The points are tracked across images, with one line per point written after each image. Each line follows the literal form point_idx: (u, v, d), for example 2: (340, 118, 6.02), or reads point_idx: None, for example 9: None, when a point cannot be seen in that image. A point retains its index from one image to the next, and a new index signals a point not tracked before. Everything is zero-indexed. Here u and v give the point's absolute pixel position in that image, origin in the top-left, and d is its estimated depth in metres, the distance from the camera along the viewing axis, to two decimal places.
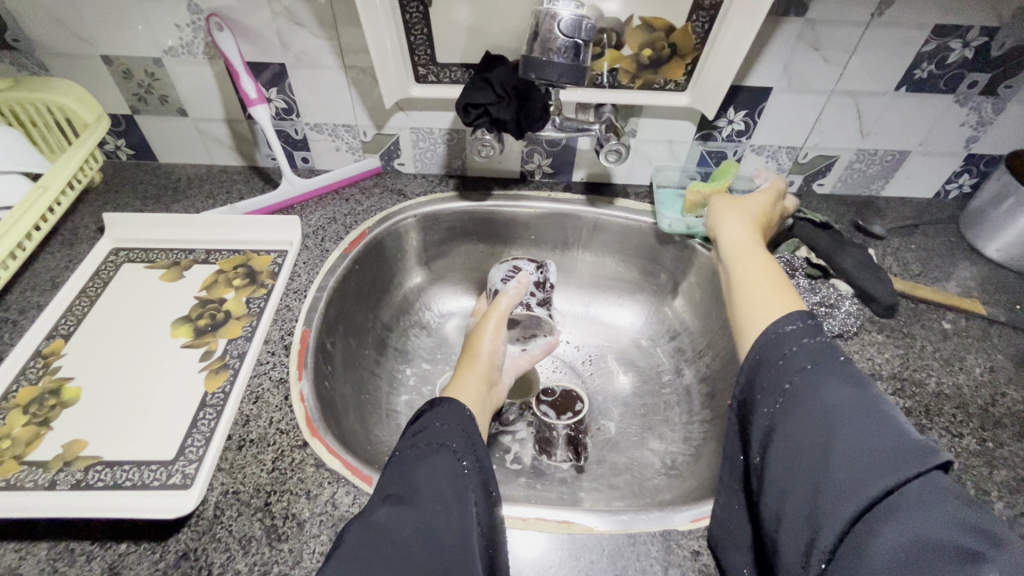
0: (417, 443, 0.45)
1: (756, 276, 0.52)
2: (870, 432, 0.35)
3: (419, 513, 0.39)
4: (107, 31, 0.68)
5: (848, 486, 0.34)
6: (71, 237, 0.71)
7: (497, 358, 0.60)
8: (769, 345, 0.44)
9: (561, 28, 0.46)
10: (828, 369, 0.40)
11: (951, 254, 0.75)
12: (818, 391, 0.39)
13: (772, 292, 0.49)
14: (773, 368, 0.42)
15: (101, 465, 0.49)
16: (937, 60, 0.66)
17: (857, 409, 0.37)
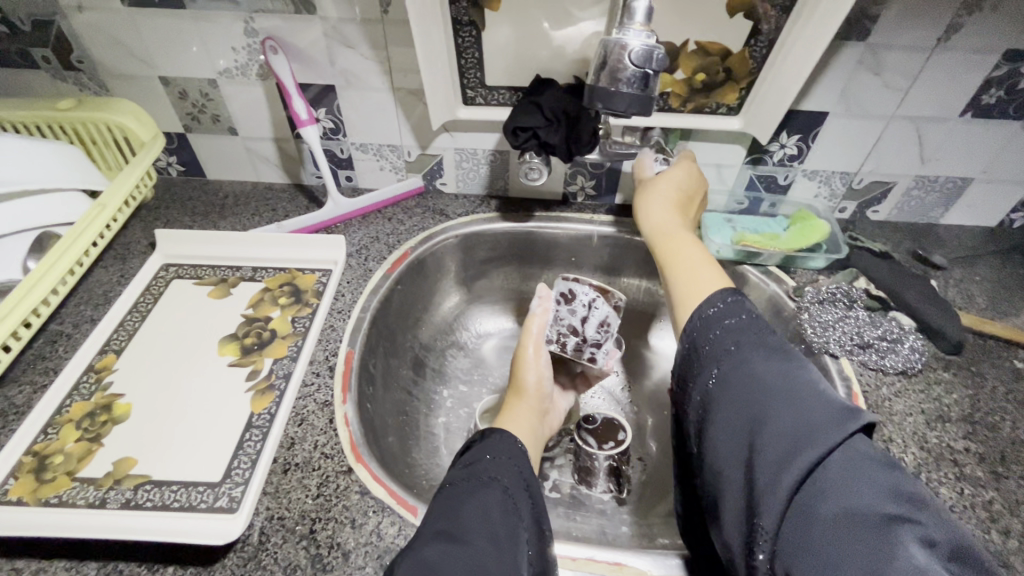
0: (469, 475, 0.44)
1: (684, 252, 0.54)
2: (799, 404, 0.37)
3: (474, 552, 0.37)
4: (167, 54, 0.70)
5: (784, 463, 0.35)
6: (123, 251, 0.73)
7: (544, 387, 0.59)
8: (699, 326, 0.46)
9: (633, 58, 0.45)
10: (751, 346, 0.42)
11: (1019, 287, 0.71)
12: (749, 365, 0.41)
13: (700, 263, 0.52)
14: (704, 351, 0.44)
15: (149, 484, 0.49)
16: (1007, 85, 0.63)
17: (781, 378, 0.39)
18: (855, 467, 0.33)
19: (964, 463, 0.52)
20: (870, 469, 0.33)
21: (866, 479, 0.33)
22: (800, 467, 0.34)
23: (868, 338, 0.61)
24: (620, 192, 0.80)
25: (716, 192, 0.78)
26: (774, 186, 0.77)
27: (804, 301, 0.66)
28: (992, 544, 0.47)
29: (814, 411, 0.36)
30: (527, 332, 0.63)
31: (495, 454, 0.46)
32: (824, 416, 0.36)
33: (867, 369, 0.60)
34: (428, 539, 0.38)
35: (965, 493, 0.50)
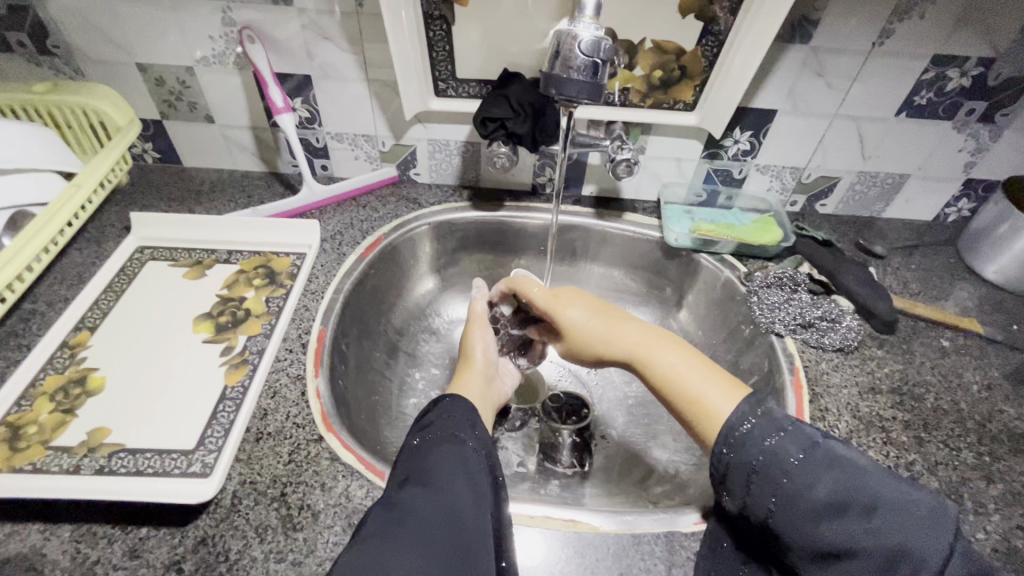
0: (429, 435, 0.47)
1: (678, 365, 0.50)
2: (825, 472, 0.38)
3: (438, 494, 0.41)
4: (144, 42, 0.71)
5: (837, 541, 0.36)
6: (98, 234, 0.74)
7: (490, 353, 0.63)
8: (734, 449, 0.42)
9: (582, 48, 0.49)
10: (785, 437, 0.40)
11: (950, 275, 0.77)
12: (784, 462, 0.39)
13: (709, 380, 0.48)
14: (744, 460, 0.41)
15: (123, 452, 0.51)
16: (935, 88, 0.69)
17: (796, 451, 0.40)
18: (903, 525, 0.34)
19: (891, 429, 0.57)
20: (911, 518, 0.35)
21: (911, 531, 0.34)
22: (852, 541, 0.35)
23: (809, 317, 0.66)
24: (587, 184, 0.83)
25: (676, 185, 0.83)
26: (729, 180, 0.82)
27: (753, 285, 0.71)
28: None
29: (845, 478, 0.37)
30: (474, 311, 0.67)
31: (451, 415, 0.49)
32: (856, 479, 0.37)
33: (808, 346, 0.65)
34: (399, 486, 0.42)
35: (891, 455, 0.55)
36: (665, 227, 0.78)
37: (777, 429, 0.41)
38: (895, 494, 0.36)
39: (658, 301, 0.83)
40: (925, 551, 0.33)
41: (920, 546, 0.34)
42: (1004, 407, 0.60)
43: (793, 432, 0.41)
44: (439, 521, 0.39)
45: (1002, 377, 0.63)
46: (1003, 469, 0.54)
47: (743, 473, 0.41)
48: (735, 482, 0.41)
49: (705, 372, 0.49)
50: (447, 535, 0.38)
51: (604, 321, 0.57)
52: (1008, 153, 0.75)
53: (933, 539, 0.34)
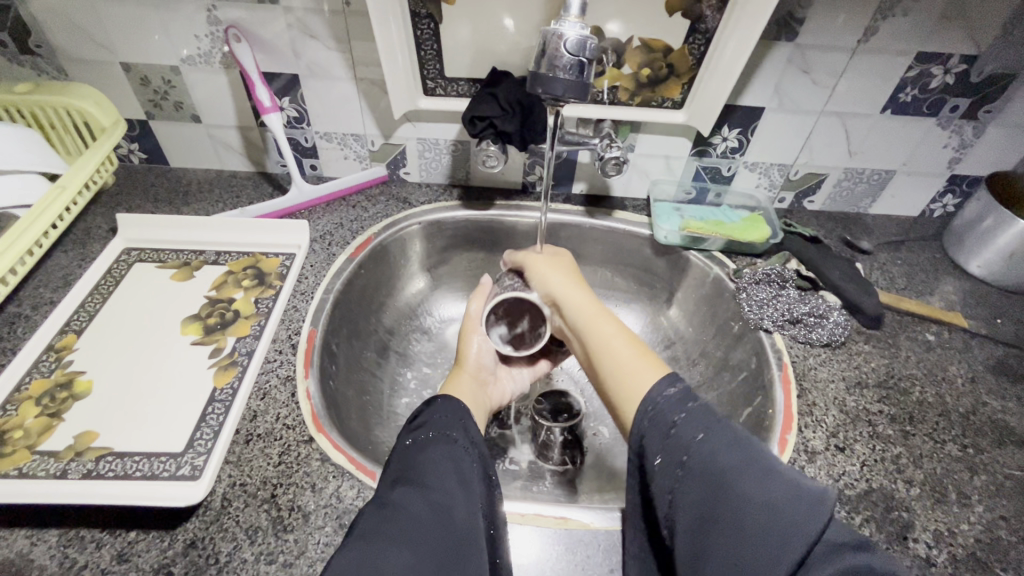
0: (424, 434, 0.47)
1: (613, 342, 0.52)
2: (724, 444, 0.37)
3: (431, 492, 0.41)
4: (128, 41, 0.70)
5: (715, 515, 0.34)
6: (83, 236, 0.73)
7: (484, 358, 0.63)
8: (653, 418, 0.42)
9: (567, 47, 0.49)
10: (698, 412, 0.40)
11: (935, 269, 0.77)
12: (692, 433, 0.39)
13: (636, 358, 0.50)
14: (659, 429, 0.41)
15: (111, 455, 0.51)
16: (920, 85, 0.69)
17: (699, 426, 0.39)
18: (779, 504, 0.33)
19: (877, 423, 0.58)
20: (791, 498, 0.33)
21: (787, 512, 0.33)
22: (726, 515, 0.34)
23: (797, 313, 0.67)
24: (577, 182, 0.84)
25: (666, 182, 0.83)
26: (718, 177, 0.82)
27: (741, 282, 0.71)
28: (897, 492, 0.52)
29: (741, 457, 0.36)
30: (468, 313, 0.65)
31: (443, 415, 0.49)
32: (748, 458, 0.36)
33: (796, 342, 0.66)
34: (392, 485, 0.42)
35: (876, 448, 0.56)
36: (656, 225, 0.78)
37: (685, 405, 0.41)
38: (783, 475, 0.35)
39: (649, 298, 0.84)
40: (793, 533, 0.32)
41: (785, 528, 0.32)
42: (987, 400, 0.61)
43: (699, 409, 0.40)
44: (431, 519, 0.39)
45: (985, 371, 0.64)
46: (986, 460, 0.55)
47: (656, 437, 0.41)
48: (649, 451, 0.41)
49: (635, 351, 0.51)
50: (439, 533, 0.38)
51: (568, 276, 0.61)
52: (992, 149, 0.76)
53: (806, 524, 0.32)
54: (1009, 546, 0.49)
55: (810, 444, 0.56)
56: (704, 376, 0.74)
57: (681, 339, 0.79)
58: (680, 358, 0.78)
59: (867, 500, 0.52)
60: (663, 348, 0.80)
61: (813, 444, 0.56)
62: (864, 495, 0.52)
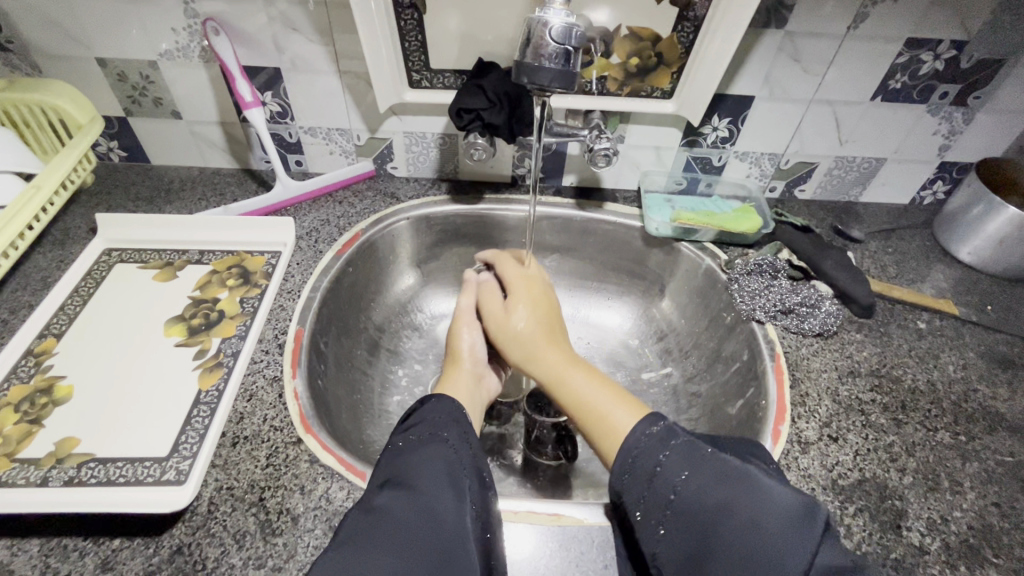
0: (413, 437, 0.46)
1: (584, 385, 0.55)
2: (706, 480, 0.40)
3: (419, 496, 0.40)
4: (104, 35, 0.68)
5: (708, 548, 0.37)
6: (63, 237, 0.72)
7: (477, 352, 0.63)
8: (641, 455, 0.44)
9: (554, 35, 0.48)
10: (678, 447, 0.43)
11: (926, 257, 0.77)
12: (675, 468, 0.41)
13: (611, 402, 0.52)
14: (644, 462, 0.43)
15: (93, 462, 0.50)
16: (909, 72, 0.69)
17: (683, 465, 0.41)
18: (765, 536, 0.35)
19: (870, 412, 0.58)
20: (777, 525, 0.35)
21: (772, 541, 0.35)
22: (719, 551, 0.36)
23: (790, 303, 0.66)
24: (567, 174, 0.83)
25: (656, 173, 0.82)
26: (709, 167, 0.82)
27: (733, 273, 0.71)
28: (891, 480, 0.52)
29: (729, 493, 0.38)
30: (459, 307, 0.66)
31: (435, 416, 0.48)
32: (735, 492, 0.38)
33: (789, 332, 0.65)
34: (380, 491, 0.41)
35: (869, 438, 0.56)
36: (647, 217, 0.78)
37: (666, 444, 0.43)
38: (769, 503, 0.36)
39: (641, 291, 0.83)
40: (782, 562, 0.34)
41: (778, 558, 0.34)
42: (978, 386, 0.61)
43: (683, 445, 0.42)
44: (420, 524, 0.38)
45: (976, 358, 0.64)
46: (978, 447, 0.55)
47: (637, 485, 0.43)
48: (630, 495, 0.43)
49: (611, 394, 0.53)
50: (428, 538, 0.38)
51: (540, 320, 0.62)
52: (981, 135, 0.75)
53: (793, 553, 0.34)
54: (1001, 532, 0.49)
55: (804, 434, 0.56)
56: (698, 368, 0.73)
57: (673, 331, 0.79)
58: (673, 350, 0.78)
59: (861, 489, 0.51)
60: (656, 340, 0.80)
61: (806, 434, 0.56)
62: (857, 485, 0.52)
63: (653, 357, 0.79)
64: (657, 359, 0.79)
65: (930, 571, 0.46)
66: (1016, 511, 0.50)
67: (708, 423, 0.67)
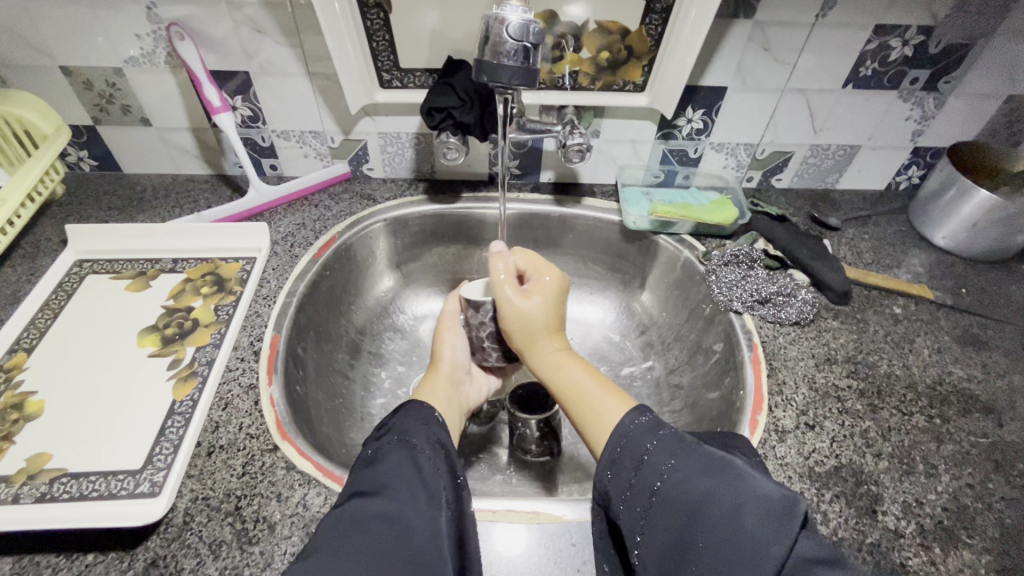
0: (384, 442, 0.46)
1: (580, 377, 0.54)
2: (693, 471, 0.39)
3: (389, 502, 0.40)
4: (66, 44, 0.67)
5: (691, 539, 0.37)
6: (33, 250, 0.71)
7: (459, 361, 0.62)
8: (627, 442, 0.43)
9: (511, 32, 0.48)
10: (666, 437, 0.42)
11: (902, 243, 0.78)
12: (663, 457, 0.41)
13: (604, 393, 0.51)
14: (631, 449, 0.43)
15: (65, 477, 0.49)
16: (879, 58, 0.69)
17: (671, 454, 0.41)
18: (753, 525, 0.35)
19: (846, 399, 0.58)
20: (764, 514, 0.35)
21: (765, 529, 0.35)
22: (704, 542, 0.36)
23: (766, 293, 0.67)
24: (544, 170, 0.82)
25: (633, 166, 0.82)
26: (686, 159, 0.82)
27: (711, 265, 0.71)
28: (866, 466, 0.53)
29: (714, 483, 0.38)
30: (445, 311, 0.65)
31: (411, 422, 0.48)
32: (720, 483, 0.38)
33: (766, 322, 0.66)
34: (348, 498, 0.41)
35: (846, 424, 0.56)
36: (624, 210, 0.77)
37: (654, 433, 0.43)
38: (754, 493, 0.36)
39: (621, 285, 0.83)
40: (767, 551, 0.34)
41: (761, 548, 0.34)
42: (953, 369, 0.62)
43: (671, 435, 0.42)
44: (388, 532, 0.38)
45: (951, 341, 0.65)
46: (952, 429, 0.56)
47: (625, 474, 0.42)
48: (615, 487, 0.42)
49: (601, 385, 0.53)
50: (398, 546, 0.38)
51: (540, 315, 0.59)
52: (953, 120, 0.76)
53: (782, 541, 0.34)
54: (975, 512, 0.50)
55: (781, 423, 0.56)
56: (679, 360, 0.74)
57: (655, 324, 0.79)
58: (655, 343, 0.78)
59: (837, 476, 0.52)
60: (638, 334, 0.80)
61: (783, 423, 0.56)
62: (834, 472, 0.52)
63: (636, 351, 0.79)
64: (640, 353, 0.79)
65: (905, 554, 0.47)
66: (990, 492, 0.51)
67: (690, 414, 0.67)
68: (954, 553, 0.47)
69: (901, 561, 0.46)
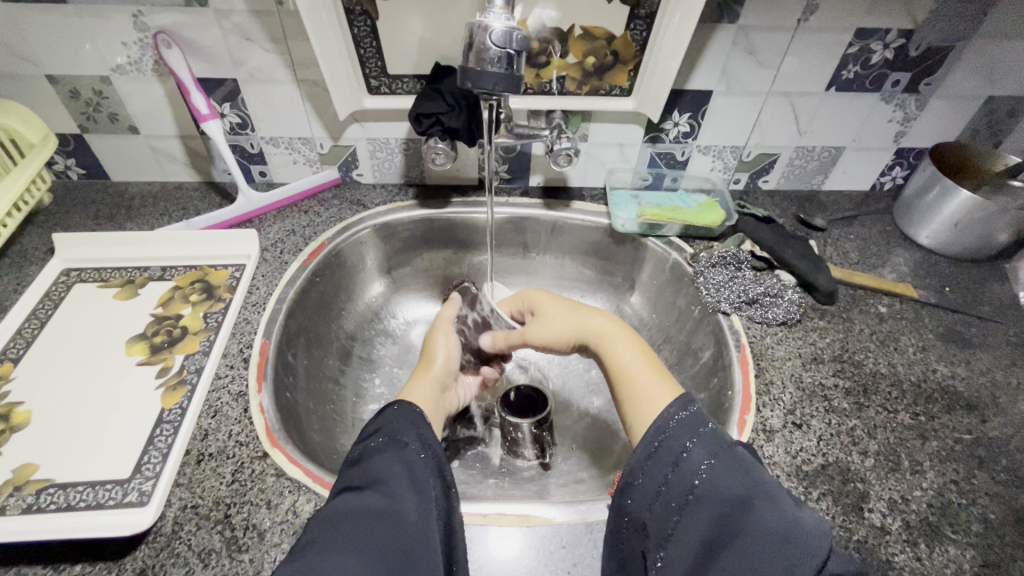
0: (387, 443, 0.45)
1: (631, 360, 0.52)
2: (724, 479, 0.39)
3: (386, 502, 0.40)
4: (53, 52, 0.67)
5: (725, 539, 0.37)
6: (20, 259, 0.70)
7: (452, 360, 0.62)
8: (662, 441, 0.42)
9: (494, 40, 0.49)
10: (703, 439, 0.41)
11: (887, 242, 0.79)
12: (698, 461, 0.41)
13: (654, 378, 0.50)
14: (664, 448, 0.42)
15: (53, 487, 0.49)
16: (861, 61, 0.70)
17: (710, 453, 0.41)
18: (793, 531, 0.36)
19: (833, 397, 0.59)
20: (795, 524, 0.36)
21: (795, 539, 0.35)
22: (740, 541, 0.36)
23: (753, 294, 0.67)
24: (533, 174, 0.83)
25: (621, 170, 0.83)
26: (673, 162, 0.83)
27: (699, 266, 0.72)
28: (853, 463, 0.53)
29: (751, 486, 0.38)
30: (440, 316, 0.66)
31: (404, 425, 0.47)
32: (756, 488, 0.38)
33: (753, 322, 0.66)
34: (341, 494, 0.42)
35: (833, 422, 0.57)
36: (612, 214, 0.78)
37: (696, 431, 0.42)
38: (790, 504, 0.37)
39: (611, 288, 0.83)
40: (803, 554, 0.35)
41: (800, 551, 0.35)
42: (937, 366, 0.63)
43: (709, 436, 0.42)
44: (384, 530, 0.39)
45: (935, 339, 0.66)
46: (937, 426, 0.57)
47: (660, 470, 0.41)
48: (645, 480, 0.42)
49: (654, 371, 0.51)
50: (394, 544, 0.38)
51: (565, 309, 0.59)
52: (934, 121, 0.77)
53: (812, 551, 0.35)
54: (960, 508, 0.50)
55: (769, 423, 0.56)
56: (669, 362, 0.74)
57: (645, 325, 0.79)
58: (645, 345, 0.78)
59: (824, 474, 0.52)
60: None
61: (771, 423, 0.56)
62: (821, 470, 0.53)
63: None
64: None
65: (891, 550, 0.47)
66: (974, 487, 0.52)
67: None
68: (939, 549, 0.47)
69: (888, 557, 0.47)
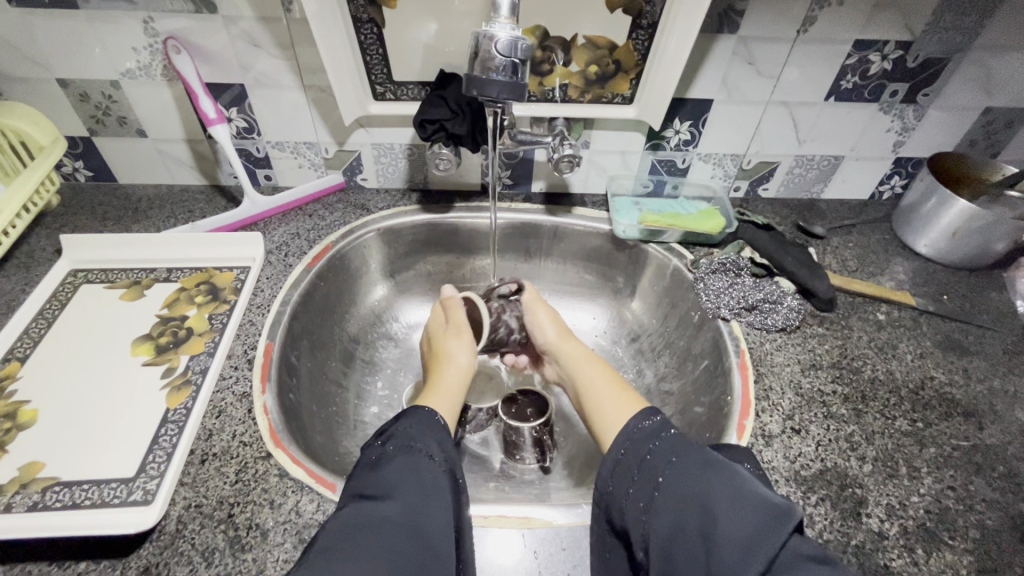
0: (399, 453, 0.46)
1: (597, 383, 0.59)
2: (682, 475, 0.40)
3: (394, 502, 0.41)
4: (63, 57, 0.68)
5: (685, 530, 0.37)
6: (27, 260, 0.71)
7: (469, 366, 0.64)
8: (634, 443, 0.45)
9: (499, 48, 0.50)
10: (669, 442, 0.44)
11: (885, 251, 0.80)
12: (661, 464, 0.42)
13: (616, 396, 0.56)
14: (633, 452, 0.44)
15: (58, 485, 0.49)
16: (860, 72, 0.71)
17: (673, 452, 0.42)
18: (750, 519, 0.35)
19: (831, 403, 0.59)
20: (755, 509, 0.36)
21: (751, 523, 0.35)
22: (698, 533, 0.37)
23: (752, 300, 0.68)
24: (535, 181, 0.84)
25: (623, 177, 0.84)
26: (674, 170, 0.83)
27: (699, 272, 0.73)
28: (850, 469, 0.54)
29: (713, 478, 0.39)
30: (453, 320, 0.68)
31: (412, 429, 0.48)
32: (718, 478, 0.39)
33: (753, 328, 0.67)
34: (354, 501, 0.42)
35: (831, 428, 0.57)
36: (613, 220, 0.79)
37: (659, 435, 0.45)
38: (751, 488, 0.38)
39: (612, 292, 0.84)
40: (760, 541, 0.34)
41: (759, 534, 0.35)
42: (935, 373, 0.63)
43: (674, 439, 0.44)
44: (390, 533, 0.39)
45: (933, 346, 0.66)
46: (934, 433, 0.57)
47: (629, 472, 0.44)
48: (618, 486, 0.44)
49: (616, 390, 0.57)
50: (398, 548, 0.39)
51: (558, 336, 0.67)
52: (933, 131, 0.78)
53: (770, 535, 0.34)
54: (957, 514, 0.51)
55: (767, 428, 0.57)
56: (669, 368, 0.75)
57: (645, 331, 0.80)
58: (646, 351, 0.79)
59: (822, 479, 0.53)
60: (629, 341, 0.81)
61: (769, 428, 0.57)
62: (819, 475, 0.53)
63: (627, 358, 0.80)
64: (631, 360, 0.80)
65: (889, 555, 0.48)
66: (971, 493, 0.52)
67: (680, 418, 0.68)
68: (935, 554, 0.48)
69: (885, 562, 0.47)
